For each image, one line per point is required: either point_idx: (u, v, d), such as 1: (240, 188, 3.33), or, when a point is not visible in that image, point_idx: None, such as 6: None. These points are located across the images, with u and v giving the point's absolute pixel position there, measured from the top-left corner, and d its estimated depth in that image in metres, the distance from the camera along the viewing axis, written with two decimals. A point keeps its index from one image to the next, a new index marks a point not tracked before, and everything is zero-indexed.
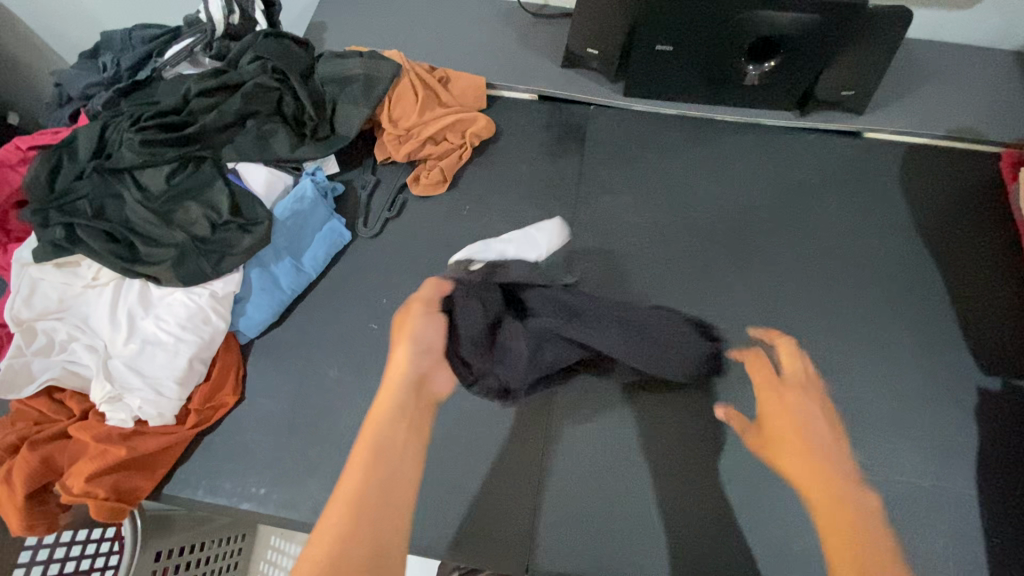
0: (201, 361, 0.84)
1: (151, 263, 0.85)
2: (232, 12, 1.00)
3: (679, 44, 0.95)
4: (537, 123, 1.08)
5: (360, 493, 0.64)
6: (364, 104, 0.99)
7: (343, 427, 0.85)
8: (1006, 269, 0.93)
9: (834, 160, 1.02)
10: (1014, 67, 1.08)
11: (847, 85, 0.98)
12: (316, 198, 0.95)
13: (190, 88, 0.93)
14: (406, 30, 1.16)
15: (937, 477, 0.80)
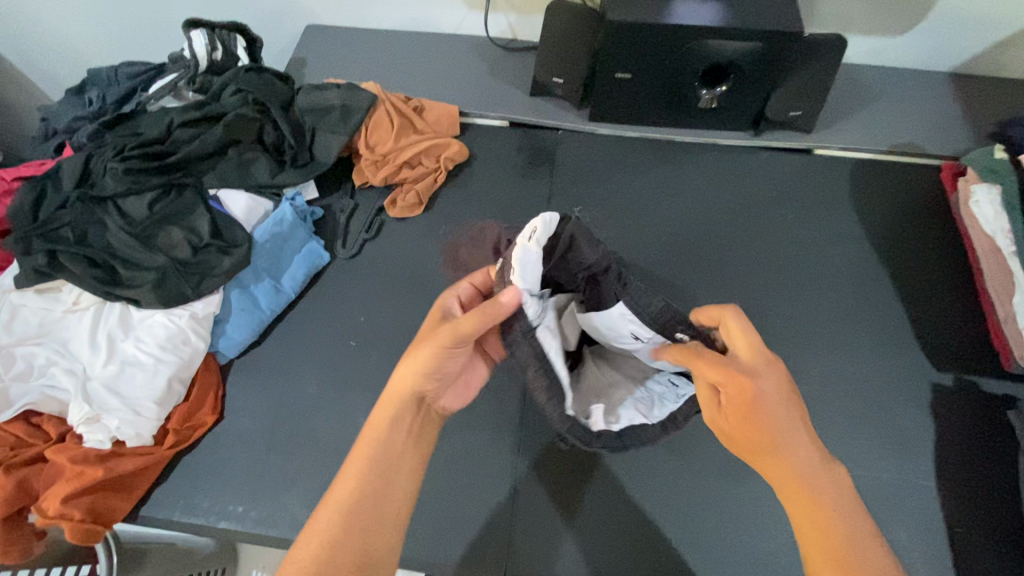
0: (180, 381, 0.85)
1: (132, 287, 0.87)
2: (215, 49, 1.06)
3: (636, 72, 1.02)
4: (508, 148, 1.13)
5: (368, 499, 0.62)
6: (342, 132, 1.04)
7: (322, 442, 0.87)
8: (952, 273, 0.99)
9: (787, 175, 1.09)
10: (950, 87, 1.16)
11: (795, 106, 1.06)
12: (295, 221, 0.98)
13: (174, 120, 0.97)
14: (383, 63, 1.22)
15: (896, 470, 0.83)
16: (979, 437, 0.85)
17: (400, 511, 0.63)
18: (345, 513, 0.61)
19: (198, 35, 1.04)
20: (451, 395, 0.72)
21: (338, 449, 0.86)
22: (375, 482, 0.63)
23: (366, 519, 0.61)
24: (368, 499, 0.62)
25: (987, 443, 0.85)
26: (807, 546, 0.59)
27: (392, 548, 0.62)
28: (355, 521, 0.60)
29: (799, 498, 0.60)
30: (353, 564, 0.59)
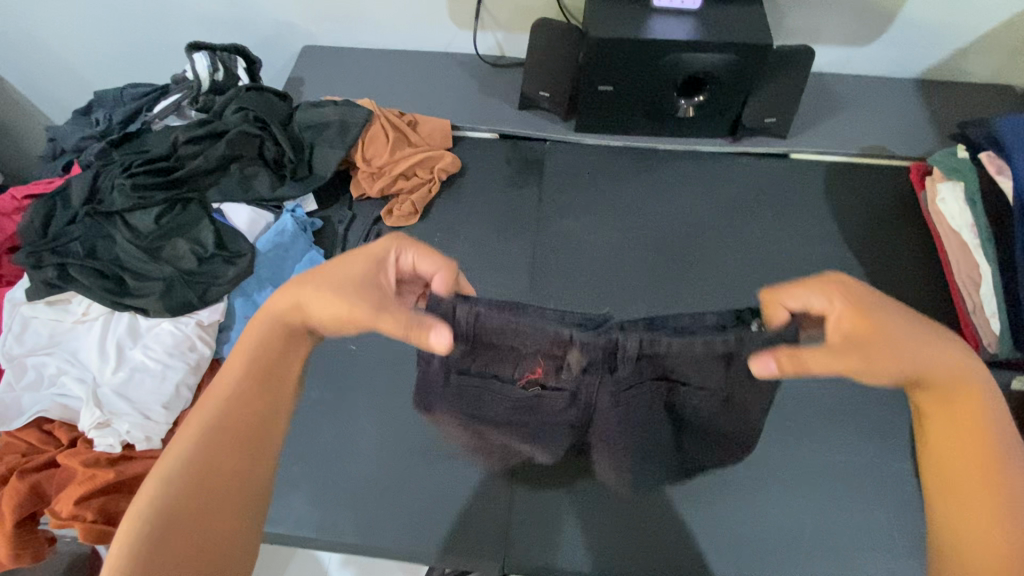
0: (188, 387, 0.88)
1: (140, 296, 0.91)
2: (216, 70, 1.11)
3: (619, 84, 1.07)
4: (499, 158, 1.18)
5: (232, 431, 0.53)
6: (340, 146, 1.09)
7: (326, 442, 0.90)
8: (923, 267, 1.04)
9: (764, 178, 1.14)
10: (916, 93, 1.23)
11: (769, 113, 1.12)
12: (296, 232, 1.02)
13: (179, 137, 1.01)
14: (378, 81, 1.28)
15: (873, 454, 0.88)
16: None
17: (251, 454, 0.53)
18: (193, 456, 0.50)
19: (200, 57, 1.09)
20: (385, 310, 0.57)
21: (340, 448, 0.89)
22: (233, 427, 0.53)
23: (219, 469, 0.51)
24: (221, 453, 0.52)
25: None
26: (956, 465, 0.54)
27: (260, 479, 0.54)
28: (206, 464, 0.51)
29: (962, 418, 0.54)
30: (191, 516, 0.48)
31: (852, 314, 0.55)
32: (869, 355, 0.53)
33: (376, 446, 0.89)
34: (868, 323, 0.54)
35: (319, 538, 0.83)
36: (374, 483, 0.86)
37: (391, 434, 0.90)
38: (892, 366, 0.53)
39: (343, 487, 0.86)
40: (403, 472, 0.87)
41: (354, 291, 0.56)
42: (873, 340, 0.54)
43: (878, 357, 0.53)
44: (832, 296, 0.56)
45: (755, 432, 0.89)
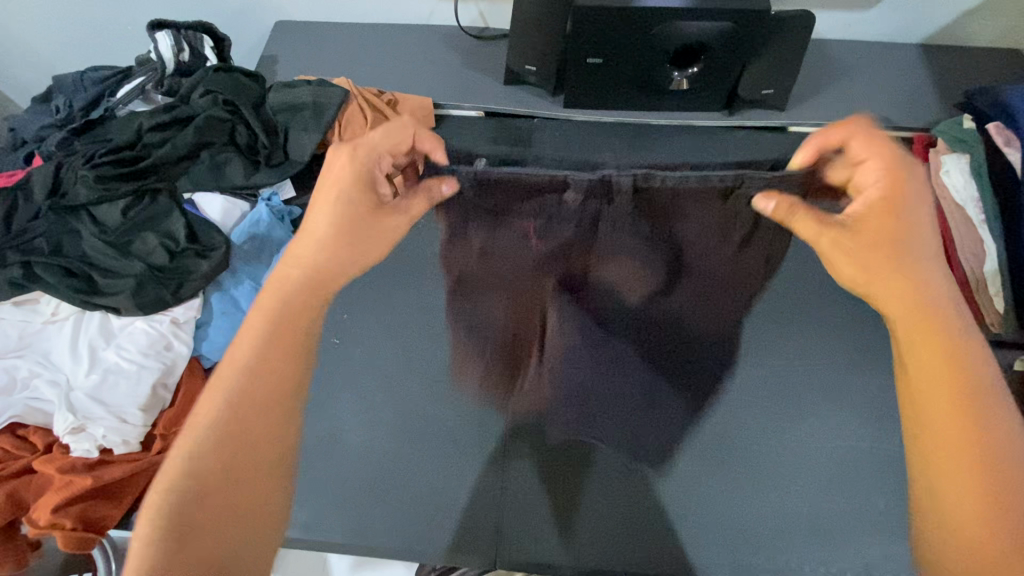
0: (166, 387, 0.86)
1: (110, 295, 0.87)
2: (181, 49, 1.05)
3: (608, 55, 1.02)
4: (485, 137, 1.13)
5: (251, 408, 0.48)
6: (316, 129, 1.03)
7: (310, 439, 0.87)
8: None
9: (762, 152, 1.09)
10: (920, 59, 1.17)
11: (766, 84, 1.06)
12: (272, 221, 0.96)
13: (143, 124, 0.96)
14: (357, 59, 1.22)
15: (883, 437, 0.83)
16: None
17: (280, 404, 0.50)
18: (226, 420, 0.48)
19: (163, 36, 1.03)
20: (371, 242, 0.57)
21: (325, 444, 0.86)
22: (260, 386, 0.49)
23: (252, 420, 0.48)
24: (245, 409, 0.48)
25: None
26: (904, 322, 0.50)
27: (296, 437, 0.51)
28: (227, 455, 0.47)
29: (933, 334, 0.49)
30: (235, 462, 0.47)
31: (885, 205, 0.49)
32: (885, 252, 0.50)
33: (363, 443, 0.86)
34: (902, 216, 0.50)
35: (306, 538, 0.80)
36: (361, 479, 0.83)
37: (378, 430, 0.87)
38: (892, 298, 0.50)
39: (327, 484, 0.83)
40: (391, 469, 0.83)
41: (331, 255, 0.56)
42: (885, 219, 0.50)
43: (882, 283, 0.50)
44: (886, 176, 0.49)
45: None
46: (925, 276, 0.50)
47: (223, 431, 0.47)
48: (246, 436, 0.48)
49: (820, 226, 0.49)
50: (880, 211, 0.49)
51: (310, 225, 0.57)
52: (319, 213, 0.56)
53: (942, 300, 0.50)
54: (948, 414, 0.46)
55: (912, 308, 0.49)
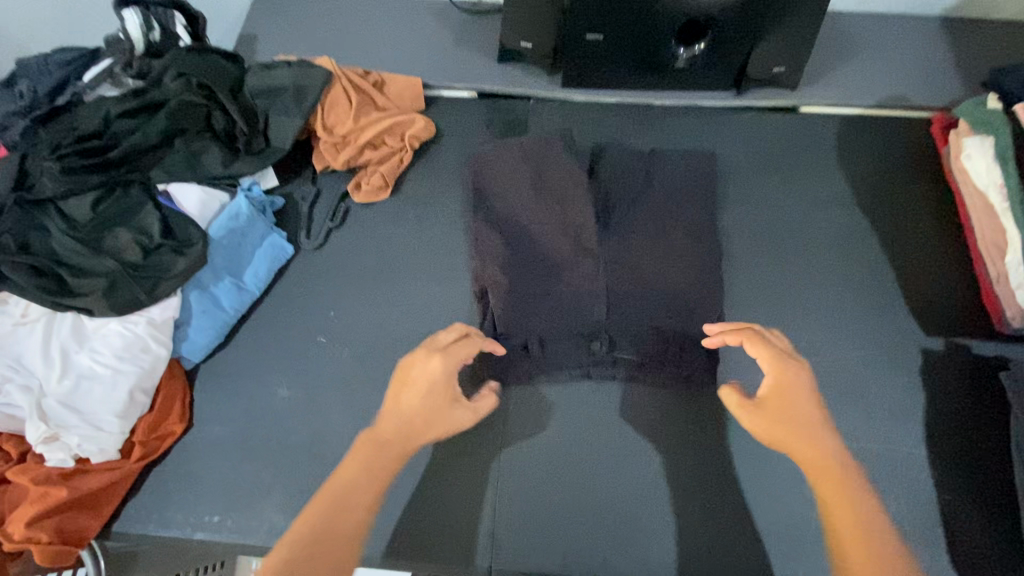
0: (143, 391, 0.81)
1: (82, 295, 0.82)
2: (151, 29, 0.98)
3: (608, 32, 0.95)
4: (478, 121, 1.07)
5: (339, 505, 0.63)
6: (297, 113, 0.97)
7: (298, 444, 0.84)
8: (944, 232, 0.95)
9: (771, 136, 1.04)
10: (940, 33, 1.10)
11: (778, 62, 1.00)
12: (252, 214, 0.92)
13: (111, 111, 0.90)
14: (340, 35, 1.14)
15: (887, 440, 0.81)
16: (969, 401, 0.84)
17: (350, 530, 0.62)
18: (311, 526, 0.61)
19: (130, 15, 0.96)
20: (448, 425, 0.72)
21: (314, 449, 0.84)
22: (345, 498, 0.64)
23: (334, 529, 0.62)
24: (335, 530, 0.62)
25: (977, 408, 0.83)
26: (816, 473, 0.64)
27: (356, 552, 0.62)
28: (320, 523, 0.62)
29: (827, 473, 0.64)
30: (321, 540, 0.60)
31: (777, 380, 0.69)
32: (800, 413, 0.68)
33: (353, 448, 0.83)
34: (790, 369, 0.70)
35: None
36: None
37: (368, 435, 0.84)
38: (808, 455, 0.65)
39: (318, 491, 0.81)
40: None
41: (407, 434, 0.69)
42: (780, 397, 0.69)
43: (776, 428, 0.67)
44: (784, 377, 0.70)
45: None
46: (805, 400, 0.68)
47: (316, 522, 0.62)
48: (318, 530, 0.61)
49: (739, 404, 0.68)
50: (774, 395, 0.69)
51: (396, 405, 0.70)
52: (407, 396, 0.70)
53: (831, 443, 0.66)
54: (839, 505, 0.62)
55: (812, 449, 0.65)
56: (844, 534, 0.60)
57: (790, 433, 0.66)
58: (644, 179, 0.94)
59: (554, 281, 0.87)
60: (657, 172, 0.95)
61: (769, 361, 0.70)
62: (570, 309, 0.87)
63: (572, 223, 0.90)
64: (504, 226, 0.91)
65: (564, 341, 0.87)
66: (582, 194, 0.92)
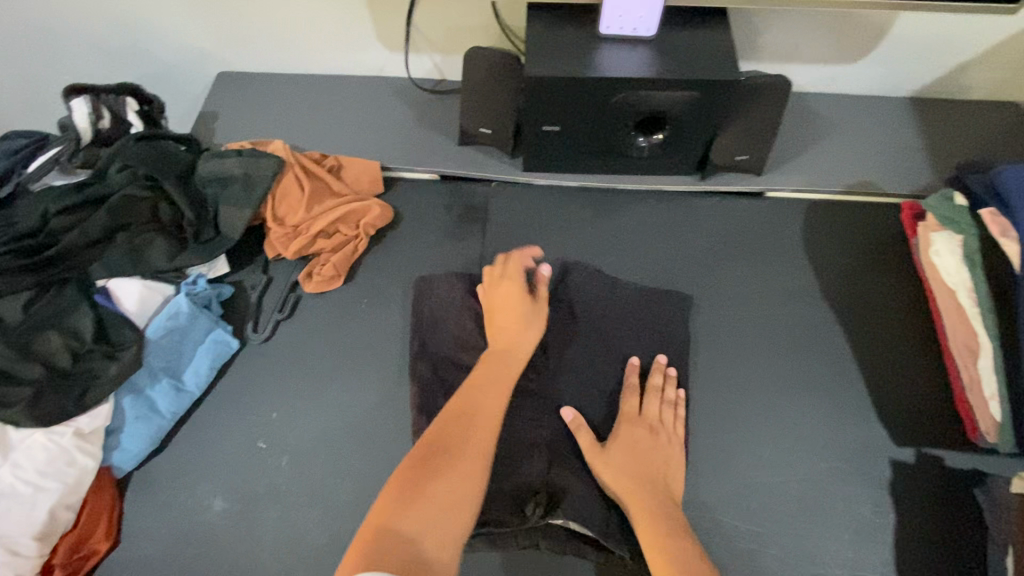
0: (66, 507, 0.77)
1: (4, 406, 0.78)
2: (101, 117, 0.97)
3: (566, 124, 0.93)
4: (437, 205, 1.05)
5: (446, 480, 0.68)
6: (246, 204, 0.94)
7: (230, 562, 0.79)
8: (915, 329, 0.92)
9: (737, 221, 1.01)
10: (910, 115, 1.09)
11: (741, 150, 0.97)
12: (194, 311, 0.88)
13: (50, 207, 0.87)
14: (300, 114, 1.13)
15: (855, 565, 0.76)
16: (942, 521, 0.79)
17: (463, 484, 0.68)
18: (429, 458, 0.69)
19: (79, 103, 0.96)
20: (521, 346, 0.84)
21: (247, 570, 0.79)
22: (468, 422, 0.74)
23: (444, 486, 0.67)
24: (441, 530, 0.63)
25: (951, 529, 0.78)
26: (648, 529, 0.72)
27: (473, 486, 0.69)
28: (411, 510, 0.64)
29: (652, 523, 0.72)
30: (432, 475, 0.68)
31: (633, 436, 0.80)
32: (641, 471, 0.77)
33: (287, 568, 0.79)
34: (641, 430, 0.81)
35: None
36: None
37: (306, 553, 0.79)
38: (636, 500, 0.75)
39: None
40: None
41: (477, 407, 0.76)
42: (633, 449, 0.79)
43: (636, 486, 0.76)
44: (647, 431, 0.81)
45: (721, 540, 0.78)
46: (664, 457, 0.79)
47: (401, 481, 0.67)
48: (421, 480, 0.67)
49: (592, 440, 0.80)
50: (631, 455, 0.79)
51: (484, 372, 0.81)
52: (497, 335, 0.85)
53: (673, 510, 0.74)
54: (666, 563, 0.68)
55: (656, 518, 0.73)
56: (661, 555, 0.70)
57: (638, 493, 0.75)
58: (593, 327, 0.90)
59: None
60: (601, 318, 0.91)
61: (631, 413, 0.83)
62: (508, 473, 0.81)
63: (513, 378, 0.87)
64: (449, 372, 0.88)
65: (501, 498, 0.79)
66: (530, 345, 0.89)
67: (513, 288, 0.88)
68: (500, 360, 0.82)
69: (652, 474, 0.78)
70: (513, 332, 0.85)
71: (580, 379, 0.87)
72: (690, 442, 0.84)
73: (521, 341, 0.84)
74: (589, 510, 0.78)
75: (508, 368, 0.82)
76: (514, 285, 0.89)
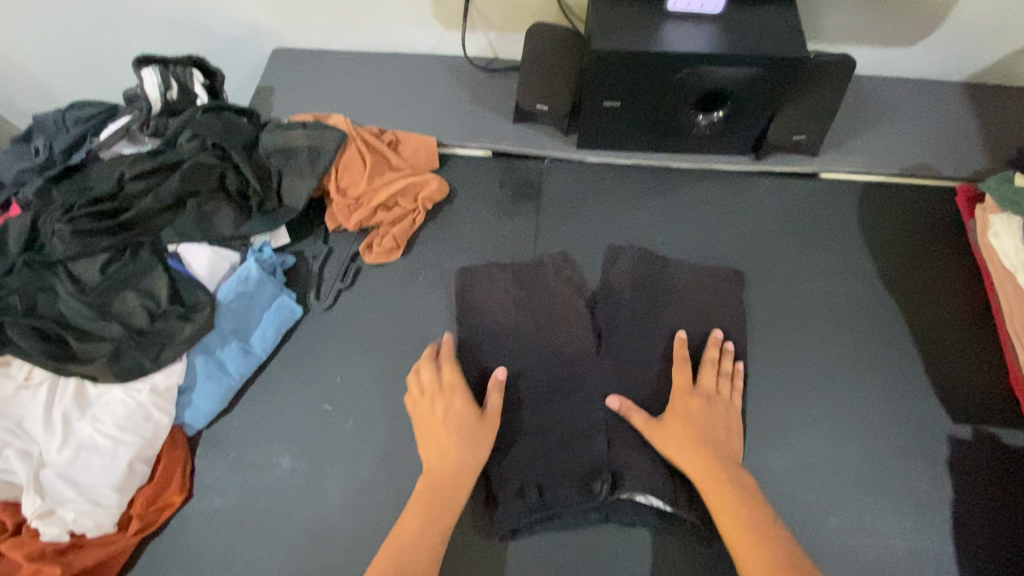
0: (144, 461, 0.79)
1: (86, 362, 0.81)
2: (169, 87, 0.98)
3: (627, 100, 0.94)
4: (491, 181, 1.06)
5: None
6: (311, 175, 0.96)
7: (298, 518, 0.81)
8: (971, 311, 0.92)
9: (790, 202, 1.02)
10: (965, 99, 1.08)
11: (797, 129, 0.98)
12: (261, 277, 0.91)
13: (125, 173, 0.90)
14: (356, 90, 1.15)
15: (913, 537, 0.77)
16: (1000, 497, 0.79)
17: None
18: None
19: (149, 73, 0.97)
20: (459, 459, 0.76)
21: (314, 526, 0.81)
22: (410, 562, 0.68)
23: None
24: None
25: (1009, 505, 0.79)
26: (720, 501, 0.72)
27: None
28: None
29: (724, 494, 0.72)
30: None
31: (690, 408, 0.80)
32: (704, 440, 0.77)
33: (353, 526, 0.81)
34: (697, 401, 0.81)
35: None
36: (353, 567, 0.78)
37: (371, 512, 0.81)
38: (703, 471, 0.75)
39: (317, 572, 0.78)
40: None
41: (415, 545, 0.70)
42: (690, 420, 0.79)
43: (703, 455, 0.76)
44: (703, 403, 0.81)
45: (779, 509, 0.79)
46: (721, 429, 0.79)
47: None
48: None
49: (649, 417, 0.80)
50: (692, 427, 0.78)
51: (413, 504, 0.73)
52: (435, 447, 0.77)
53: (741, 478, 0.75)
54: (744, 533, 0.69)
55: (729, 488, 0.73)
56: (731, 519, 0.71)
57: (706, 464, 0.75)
58: (636, 310, 0.91)
59: (545, 404, 0.85)
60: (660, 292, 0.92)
61: (684, 386, 0.82)
62: (576, 447, 0.83)
63: (575, 350, 0.88)
64: (512, 344, 0.89)
65: (566, 483, 0.80)
66: (576, 328, 0.89)
67: (444, 393, 0.81)
68: (428, 490, 0.74)
69: (714, 444, 0.77)
70: (450, 445, 0.77)
71: (641, 353, 0.88)
72: (747, 414, 0.85)
73: (456, 455, 0.76)
74: (654, 482, 0.79)
75: (444, 487, 0.74)
76: (444, 391, 0.81)
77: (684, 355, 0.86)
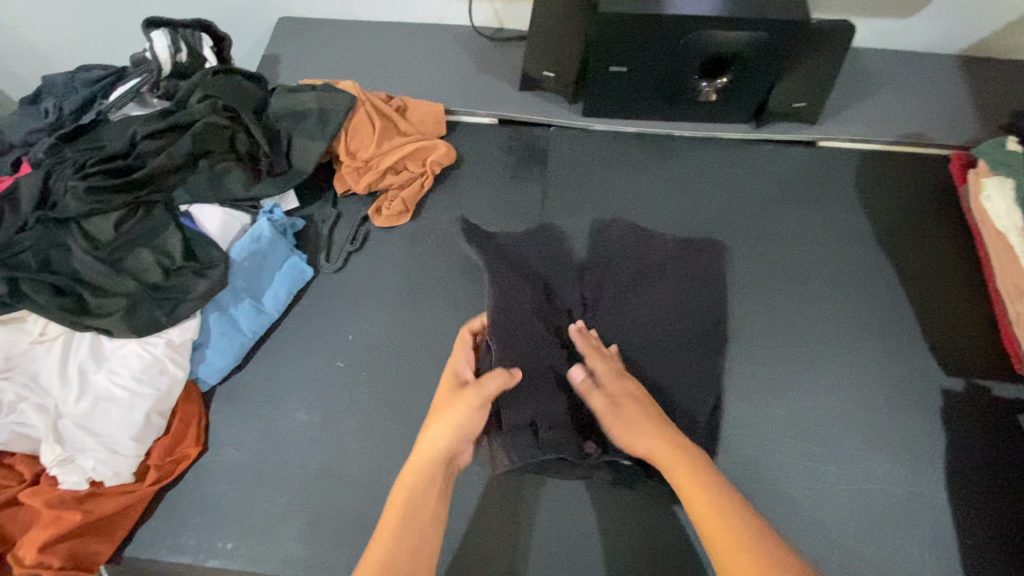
0: (160, 414, 0.81)
1: (101, 316, 0.82)
2: (178, 50, 0.98)
3: (634, 65, 0.96)
4: (498, 147, 1.08)
5: None
6: (320, 138, 0.97)
7: (314, 469, 0.83)
8: (963, 272, 0.95)
9: (791, 169, 1.04)
10: (959, 71, 1.12)
11: (798, 97, 1.00)
12: (273, 237, 0.92)
13: (137, 131, 0.90)
14: (363, 59, 1.15)
15: (909, 482, 0.81)
16: (992, 444, 0.83)
17: None
18: None
19: (159, 35, 0.96)
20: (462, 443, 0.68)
21: (330, 477, 0.82)
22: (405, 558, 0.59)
23: None
24: None
25: (1000, 452, 0.82)
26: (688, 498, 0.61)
27: None
28: None
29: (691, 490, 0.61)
30: None
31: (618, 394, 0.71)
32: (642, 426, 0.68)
33: (368, 476, 0.82)
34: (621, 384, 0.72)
35: None
36: (368, 516, 0.80)
37: (385, 463, 0.83)
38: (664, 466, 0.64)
39: (334, 520, 0.80)
40: None
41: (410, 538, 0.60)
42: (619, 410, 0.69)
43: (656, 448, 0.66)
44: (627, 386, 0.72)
45: (781, 457, 0.82)
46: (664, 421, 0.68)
47: None
48: None
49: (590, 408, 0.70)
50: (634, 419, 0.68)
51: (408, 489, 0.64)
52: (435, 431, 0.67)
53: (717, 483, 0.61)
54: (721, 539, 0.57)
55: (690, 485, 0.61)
56: (711, 535, 0.57)
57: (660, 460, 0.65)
58: (637, 263, 0.91)
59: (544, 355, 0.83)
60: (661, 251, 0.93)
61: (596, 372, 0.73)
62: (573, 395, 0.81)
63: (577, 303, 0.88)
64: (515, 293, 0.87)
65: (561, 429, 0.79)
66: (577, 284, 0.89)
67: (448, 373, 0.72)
68: (420, 474, 0.65)
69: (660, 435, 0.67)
70: (453, 424, 0.67)
71: (645, 307, 0.87)
72: (750, 369, 0.88)
73: (455, 436, 0.66)
74: None
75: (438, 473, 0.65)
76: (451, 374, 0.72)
77: (682, 316, 0.87)
